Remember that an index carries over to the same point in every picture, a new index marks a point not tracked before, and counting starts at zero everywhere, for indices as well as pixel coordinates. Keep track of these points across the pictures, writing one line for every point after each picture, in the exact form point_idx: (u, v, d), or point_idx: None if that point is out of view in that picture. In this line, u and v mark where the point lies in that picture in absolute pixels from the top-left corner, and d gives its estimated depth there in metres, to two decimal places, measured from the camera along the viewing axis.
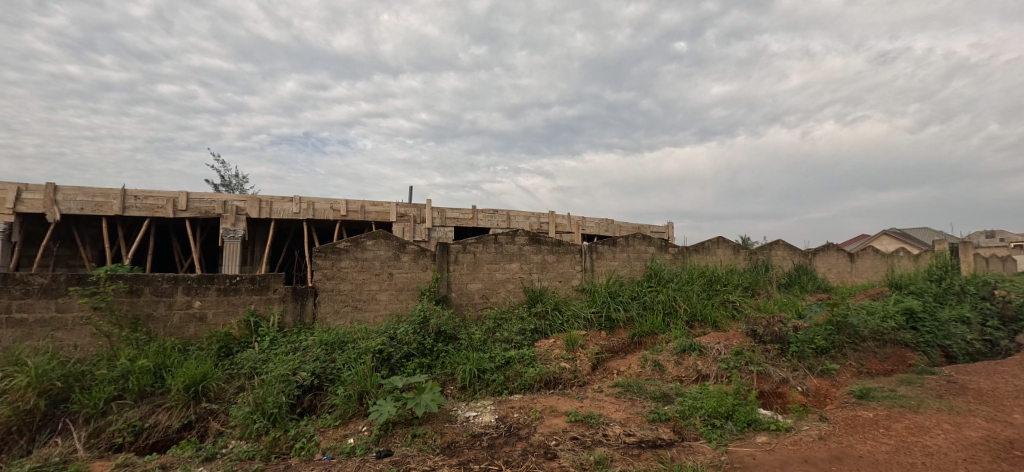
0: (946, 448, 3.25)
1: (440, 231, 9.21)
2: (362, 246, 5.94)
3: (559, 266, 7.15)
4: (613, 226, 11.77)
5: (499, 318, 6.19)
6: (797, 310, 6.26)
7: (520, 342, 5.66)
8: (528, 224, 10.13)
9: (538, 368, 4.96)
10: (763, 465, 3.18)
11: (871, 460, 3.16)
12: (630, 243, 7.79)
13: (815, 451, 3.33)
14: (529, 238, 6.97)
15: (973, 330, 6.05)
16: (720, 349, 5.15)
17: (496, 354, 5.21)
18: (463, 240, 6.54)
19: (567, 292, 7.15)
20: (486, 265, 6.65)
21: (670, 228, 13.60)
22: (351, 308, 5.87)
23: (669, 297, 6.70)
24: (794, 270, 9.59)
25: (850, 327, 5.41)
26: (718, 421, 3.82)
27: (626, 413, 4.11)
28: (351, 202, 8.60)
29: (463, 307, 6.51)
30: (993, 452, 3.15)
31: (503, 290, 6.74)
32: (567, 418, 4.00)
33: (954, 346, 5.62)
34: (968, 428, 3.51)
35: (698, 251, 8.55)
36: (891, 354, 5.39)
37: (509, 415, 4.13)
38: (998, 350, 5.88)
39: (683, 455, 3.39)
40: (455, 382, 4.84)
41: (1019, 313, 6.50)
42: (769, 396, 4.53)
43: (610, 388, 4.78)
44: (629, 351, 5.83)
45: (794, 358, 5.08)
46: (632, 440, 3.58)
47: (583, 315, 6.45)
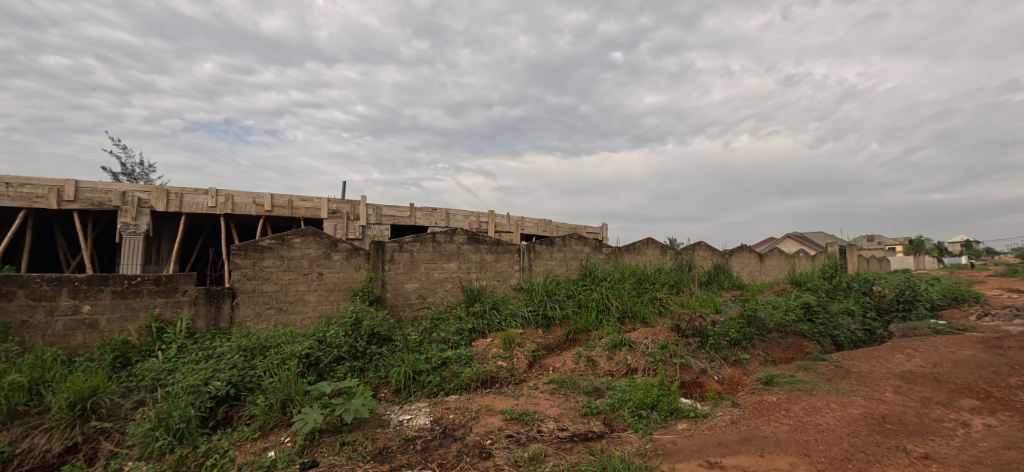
0: (834, 425, 3.65)
1: (375, 228, 8.88)
2: (289, 244, 5.57)
3: (497, 266, 7.16)
4: (551, 227, 12.02)
5: (435, 318, 6.07)
6: (715, 306, 6.76)
7: (457, 342, 5.59)
8: (467, 223, 10.05)
9: (475, 367, 4.93)
10: (683, 450, 3.38)
11: (774, 440, 3.46)
12: (566, 243, 7.99)
13: (728, 434, 3.60)
14: (467, 238, 6.91)
15: (856, 320, 6.90)
16: (648, 343, 5.42)
17: (432, 355, 5.11)
18: (400, 238, 6.35)
19: (505, 291, 7.19)
20: (423, 264, 6.50)
21: (604, 229, 14.15)
22: (275, 311, 5.47)
23: (602, 295, 6.95)
24: (714, 269, 10.36)
25: (758, 320, 5.94)
26: (645, 412, 4.01)
27: (559, 409, 4.20)
28: (276, 196, 8.02)
29: (399, 308, 6.31)
30: (870, 426, 3.59)
31: (441, 290, 6.63)
32: (503, 417, 4.00)
33: (841, 335, 6.36)
34: (851, 406, 3.97)
35: (630, 251, 8.96)
36: (792, 344, 5.99)
37: (445, 416, 4.06)
38: (876, 337, 6.75)
39: (612, 445, 3.52)
40: (389, 386, 4.67)
41: (892, 306, 7.51)
42: (690, 386, 4.85)
43: (545, 384, 4.86)
44: (564, 348, 5.96)
45: (712, 349, 5.47)
46: (564, 435, 3.67)
47: (520, 313, 6.51)
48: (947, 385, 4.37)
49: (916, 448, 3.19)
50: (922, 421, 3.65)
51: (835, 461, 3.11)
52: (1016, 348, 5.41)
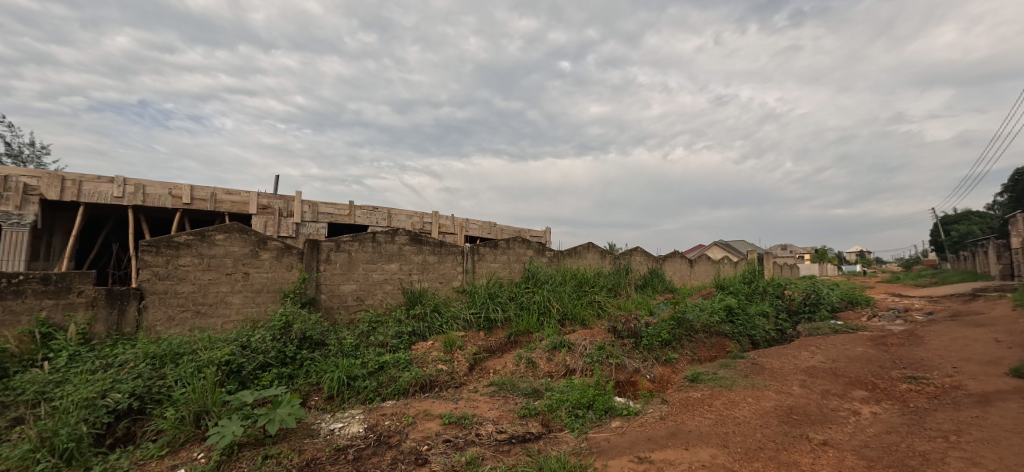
0: (749, 417, 3.94)
1: (311, 226, 8.43)
2: (210, 240, 5.13)
3: (440, 267, 7.04)
4: (495, 229, 12.04)
5: (373, 321, 5.85)
6: (649, 308, 7.10)
7: (395, 345, 5.41)
8: (410, 224, 9.80)
9: (414, 371, 4.80)
10: (615, 447, 3.49)
11: (697, 433, 3.67)
12: (510, 246, 8.03)
13: (657, 430, 3.76)
14: (410, 238, 6.73)
15: (771, 321, 7.53)
16: (586, 344, 5.56)
17: (368, 359, 4.91)
18: (337, 237, 6.06)
19: (448, 294, 7.08)
20: (362, 265, 6.25)
21: (548, 233, 14.41)
22: (191, 314, 5.00)
23: (544, 297, 7.05)
24: (649, 273, 10.86)
25: (687, 322, 6.31)
26: (581, 412, 4.11)
27: (498, 411, 4.19)
28: (197, 188, 7.36)
29: (334, 311, 6.01)
30: (779, 417, 3.91)
31: (380, 292, 6.40)
32: (441, 421, 3.92)
33: (758, 335, 6.91)
34: (764, 400, 4.31)
35: (571, 255, 9.17)
36: (716, 343, 6.41)
37: (380, 423, 3.90)
38: (786, 336, 7.41)
39: (549, 445, 3.56)
40: (321, 393, 4.43)
41: (800, 308, 8.29)
42: (624, 385, 5.04)
43: (485, 387, 4.83)
44: (506, 350, 5.97)
45: (645, 350, 5.72)
46: (503, 437, 3.66)
47: (462, 316, 6.44)
48: (843, 378, 4.87)
49: (817, 436, 3.52)
50: (822, 410, 4.03)
51: (749, 450, 3.35)
52: (897, 345, 6.15)
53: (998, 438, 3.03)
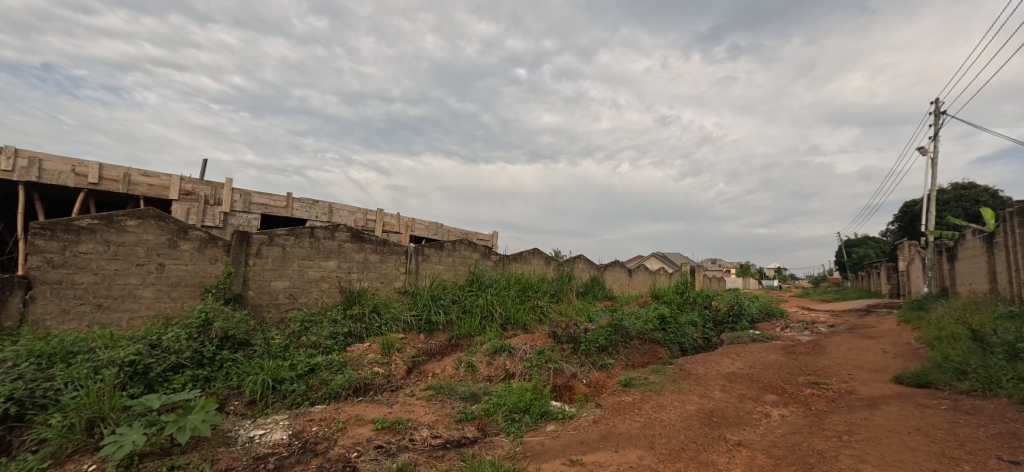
0: (675, 420, 4.13)
1: (241, 217, 7.86)
2: (119, 227, 4.62)
3: (381, 267, 6.80)
4: (442, 230, 11.87)
5: (306, 321, 5.53)
6: (588, 315, 7.28)
7: (329, 347, 5.14)
8: (352, 220, 9.41)
9: (348, 374, 4.58)
10: (549, 451, 3.51)
11: (627, 436, 3.79)
12: (456, 249, 7.93)
13: (590, 433, 3.85)
14: (351, 235, 6.45)
15: (699, 330, 7.99)
16: (526, 349, 5.60)
17: (297, 361, 4.63)
18: (270, 230, 5.68)
19: (388, 294, 6.85)
20: (297, 261, 5.90)
21: (495, 237, 14.43)
22: (91, 308, 4.47)
23: (487, 301, 7.03)
24: (590, 280, 11.16)
25: (623, 329, 6.53)
26: (518, 416, 4.11)
27: (434, 416, 4.09)
28: (108, 167, 6.61)
29: (262, 309, 5.61)
30: (702, 420, 4.13)
31: (316, 290, 6.06)
32: (373, 426, 3.76)
33: (687, 342, 7.30)
34: (688, 404, 4.55)
35: (516, 260, 9.22)
36: (649, 350, 6.69)
37: (306, 430, 3.67)
38: (712, 344, 7.89)
39: (483, 450, 3.52)
40: (241, 397, 4.11)
41: (724, 318, 8.87)
42: (561, 389, 5.12)
43: (422, 391, 4.71)
44: (446, 353, 5.87)
45: (583, 355, 5.85)
46: (437, 442, 3.57)
47: (402, 318, 6.25)
48: (758, 383, 5.25)
49: (733, 437, 3.75)
50: (738, 413, 4.31)
51: (673, 451, 3.51)
52: (805, 353, 6.74)
53: (881, 436, 3.38)
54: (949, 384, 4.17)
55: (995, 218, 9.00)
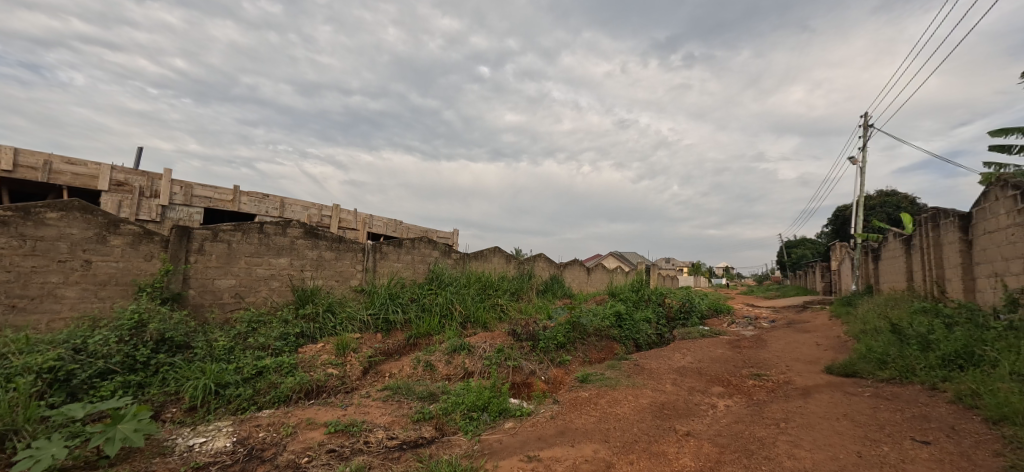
0: (629, 413, 4.25)
1: (182, 211, 7.40)
2: (38, 220, 4.21)
3: (336, 265, 6.57)
4: (401, 227, 11.62)
5: (254, 321, 5.25)
6: (547, 312, 7.35)
7: (278, 348, 4.90)
8: (306, 216, 9.03)
9: (298, 377, 4.38)
10: (506, 448, 3.52)
11: (583, 430, 3.86)
12: (415, 246, 7.78)
13: (547, 429, 3.89)
14: (304, 231, 6.19)
15: (653, 326, 8.26)
16: (486, 347, 5.59)
17: (243, 364, 4.39)
18: (214, 226, 5.36)
19: (344, 293, 6.63)
20: (244, 258, 5.60)
21: (456, 235, 14.30)
22: (3, 309, 4.04)
23: (447, 299, 6.94)
24: (550, 278, 11.28)
25: (581, 326, 6.65)
26: (476, 414, 4.08)
27: (390, 417, 4.00)
28: (25, 153, 5.99)
29: (205, 309, 5.27)
30: (654, 413, 4.27)
31: (265, 289, 5.77)
32: (325, 430, 3.63)
33: (641, 338, 7.53)
34: (642, 397, 4.69)
35: (477, 258, 9.17)
36: (605, 346, 6.84)
37: (252, 436, 3.49)
38: (665, 339, 8.19)
39: (440, 450, 3.48)
40: (180, 404, 3.85)
41: (677, 315, 9.24)
42: (519, 387, 5.14)
43: (378, 392, 4.59)
44: (404, 353, 5.75)
45: (542, 352, 5.90)
46: (393, 444, 3.49)
47: (358, 317, 6.07)
48: (706, 376, 5.49)
49: (682, 428, 3.90)
50: (687, 405, 4.50)
51: (627, 443, 3.61)
52: (748, 347, 7.12)
53: (814, 423, 3.62)
54: (872, 373, 4.54)
55: (913, 222, 9.88)
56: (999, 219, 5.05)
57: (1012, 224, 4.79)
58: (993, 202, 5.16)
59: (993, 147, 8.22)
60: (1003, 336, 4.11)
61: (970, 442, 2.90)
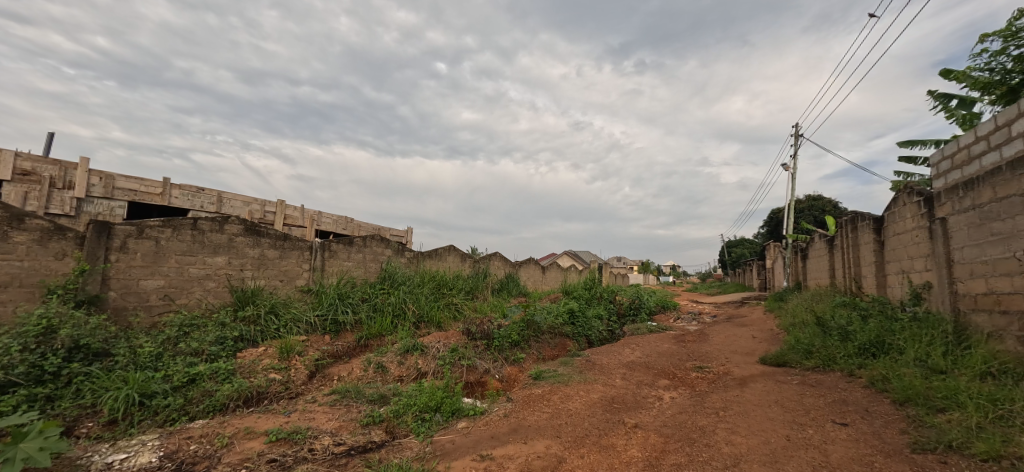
0: (580, 408, 4.34)
1: (100, 205, 6.73)
2: None
3: (280, 264, 6.24)
4: (352, 225, 11.24)
5: (186, 325, 4.89)
6: (501, 311, 7.37)
7: (214, 353, 4.58)
8: (247, 212, 8.50)
9: (236, 383, 4.12)
10: (459, 448, 3.49)
11: (536, 427, 3.90)
12: (366, 245, 7.54)
13: (500, 427, 3.89)
14: (244, 228, 5.84)
15: (604, 322, 8.49)
16: (439, 347, 5.52)
17: (173, 371, 4.08)
18: (139, 222, 4.93)
19: (289, 293, 6.31)
20: (174, 257, 5.20)
21: (410, 233, 14.02)
22: None
23: (399, 299, 6.79)
24: (505, 277, 11.30)
25: (535, 324, 6.72)
26: (428, 415, 4.02)
27: (338, 422, 3.85)
28: None
29: (128, 313, 4.84)
30: (604, 407, 4.39)
31: (199, 290, 5.39)
32: (266, 439, 3.43)
33: (593, 335, 7.71)
34: (593, 392, 4.81)
35: (431, 257, 9.04)
36: (559, 343, 6.94)
37: (183, 449, 3.24)
38: (615, 335, 8.44)
39: (390, 453, 3.39)
40: (98, 417, 3.51)
41: (627, 311, 9.55)
42: (473, 386, 5.11)
43: (324, 396, 4.40)
44: (353, 355, 5.56)
45: (496, 351, 5.91)
46: (340, 450, 3.36)
47: (304, 318, 5.81)
48: (653, 370, 5.72)
49: (630, 420, 4.03)
50: (635, 398, 4.66)
51: (578, 438, 3.68)
52: (692, 341, 7.48)
53: (750, 410, 3.86)
54: (800, 363, 4.90)
55: (835, 224, 10.78)
56: (906, 222, 5.60)
57: (916, 226, 5.32)
58: (901, 206, 5.72)
59: (902, 157, 9.11)
60: (909, 326, 4.57)
61: (881, 422, 3.20)
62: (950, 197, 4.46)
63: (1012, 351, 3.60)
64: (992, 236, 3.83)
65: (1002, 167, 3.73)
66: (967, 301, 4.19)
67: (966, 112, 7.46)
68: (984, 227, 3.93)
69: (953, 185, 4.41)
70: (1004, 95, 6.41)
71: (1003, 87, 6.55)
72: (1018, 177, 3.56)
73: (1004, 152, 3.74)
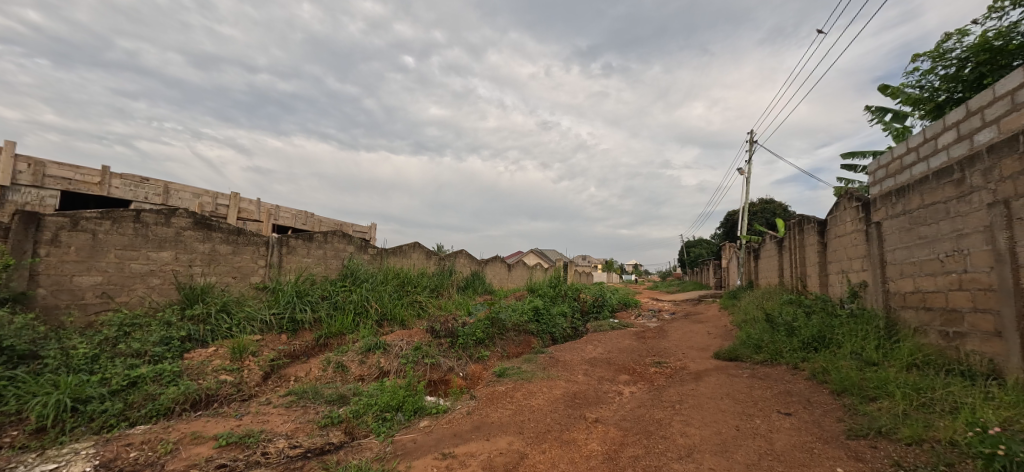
0: (542, 404, 4.40)
1: (29, 194, 6.21)
2: None
3: (234, 260, 5.96)
4: (312, 220, 10.88)
5: (128, 325, 4.60)
6: (466, 309, 7.33)
7: (158, 354, 4.31)
8: (197, 205, 8.06)
9: (183, 386, 3.90)
10: (421, 447, 3.46)
11: (499, 424, 3.91)
12: (327, 240, 7.32)
13: (462, 425, 3.88)
14: (194, 222, 5.54)
15: (568, 320, 8.61)
16: (402, 345, 5.44)
17: (111, 374, 3.83)
18: (74, 213, 4.59)
19: (243, 291, 6.03)
20: (113, 252, 4.86)
21: (374, 230, 13.72)
22: None
23: (362, 297, 6.64)
24: (471, 275, 11.26)
25: (500, 321, 6.74)
26: (390, 414, 3.95)
27: (294, 424, 3.72)
28: None
29: (60, 312, 4.49)
30: (566, 402, 4.46)
31: (142, 287, 5.07)
32: (215, 444, 3.28)
33: (558, 332, 7.80)
34: (555, 388, 4.88)
35: (395, 254, 8.88)
36: (523, 340, 6.98)
37: (121, 457, 3.04)
38: (579, 332, 8.58)
39: (349, 455, 3.31)
40: (24, 426, 3.25)
41: (590, 309, 9.72)
42: (437, 384, 5.06)
43: (280, 398, 4.24)
44: (312, 355, 5.38)
45: (460, 349, 5.88)
46: (296, 452, 3.25)
47: (259, 317, 5.58)
48: (614, 366, 5.86)
49: (591, 415, 4.12)
50: (597, 393, 4.76)
51: (540, 433, 3.72)
52: (652, 338, 7.72)
53: (703, 403, 4.03)
54: (750, 357, 5.16)
55: (785, 227, 11.41)
56: (846, 225, 5.98)
57: (855, 229, 5.70)
58: (842, 210, 6.10)
59: (843, 165, 9.75)
60: (847, 321, 4.91)
61: (820, 411, 3.41)
62: (885, 203, 4.80)
63: (935, 344, 3.93)
64: (920, 239, 4.15)
65: (929, 176, 4.04)
66: (897, 299, 4.53)
67: (900, 125, 8.05)
68: (914, 231, 4.26)
69: (887, 192, 4.75)
70: (932, 110, 6.97)
71: (931, 103, 7.13)
72: (943, 186, 3.87)
73: (931, 163, 4.06)
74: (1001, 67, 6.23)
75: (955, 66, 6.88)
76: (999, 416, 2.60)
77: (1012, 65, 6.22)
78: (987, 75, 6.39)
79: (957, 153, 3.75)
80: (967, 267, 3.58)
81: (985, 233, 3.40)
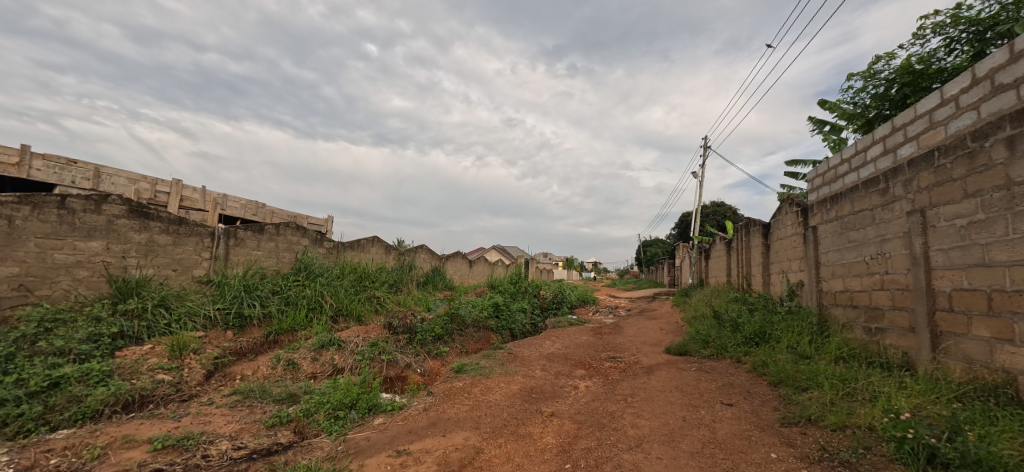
0: (499, 399, 4.42)
1: None
2: None
3: (174, 251, 5.60)
4: (264, 211, 10.38)
5: (51, 321, 4.23)
6: (426, 305, 7.25)
7: (85, 352, 3.98)
8: (133, 191, 7.50)
9: (113, 386, 3.64)
10: (374, 445, 3.39)
11: (455, 420, 3.89)
12: (280, 233, 7.02)
13: (418, 422, 3.84)
14: (129, 210, 5.15)
15: (527, 316, 8.69)
16: (358, 342, 5.31)
17: (29, 374, 3.52)
18: None
19: (184, 284, 5.68)
20: (34, 240, 4.46)
21: (331, 222, 13.29)
22: None
23: (316, 292, 6.42)
24: (431, 270, 11.12)
25: (459, 317, 6.71)
26: (342, 412, 3.86)
27: (239, 424, 3.56)
28: None
29: None
30: (523, 397, 4.52)
31: (67, 279, 4.67)
32: (149, 447, 3.08)
33: (517, 328, 7.86)
34: (513, 383, 4.91)
35: (352, 248, 8.62)
36: (483, 336, 6.98)
37: (39, 465, 2.80)
38: (538, 328, 8.67)
39: (298, 455, 3.20)
40: None
41: (549, 305, 9.84)
42: (393, 380, 4.98)
43: (224, 397, 4.04)
44: (260, 352, 5.15)
45: (418, 345, 5.80)
46: (240, 454, 3.10)
47: (202, 312, 5.28)
48: (571, 361, 5.98)
49: (547, 409, 4.19)
50: (553, 388, 4.85)
51: (496, 428, 3.75)
52: (608, 334, 7.92)
53: (653, 395, 4.19)
54: (698, 351, 5.41)
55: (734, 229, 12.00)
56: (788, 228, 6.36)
57: (795, 232, 6.07)
58: (785, 214, 6.48)
59: (786, 172, 10.38)
60: (785, 319, 5.22)
61: (759, 402, 3.63)
62: (821, 208, 5.15)
63: (860, 339, 4.27)
64: (850, 242, 4.49)
65: (859, 185, 4.38)
66: (829, 298, 4.88)
67: (836, 137, 8.66)
68: (845, 235, 4.60)
69: (823, 198, 5.10)
70: (863, 125, 7.55)
71: (863, 118, 7.72)
72: (870, 194, 4.21)
73: (861, 173, 4.39)
74: (922, 89, 6.82)
75: (884, 86, 7.48)
76: (910, 403, 2.87)
77: (931, 87, 6.83)
78: (910, 95, 6.99)
79: (883, 165, 4.08)
80: (888, 269, 3.92)
81: (905, 239, 3.72)
